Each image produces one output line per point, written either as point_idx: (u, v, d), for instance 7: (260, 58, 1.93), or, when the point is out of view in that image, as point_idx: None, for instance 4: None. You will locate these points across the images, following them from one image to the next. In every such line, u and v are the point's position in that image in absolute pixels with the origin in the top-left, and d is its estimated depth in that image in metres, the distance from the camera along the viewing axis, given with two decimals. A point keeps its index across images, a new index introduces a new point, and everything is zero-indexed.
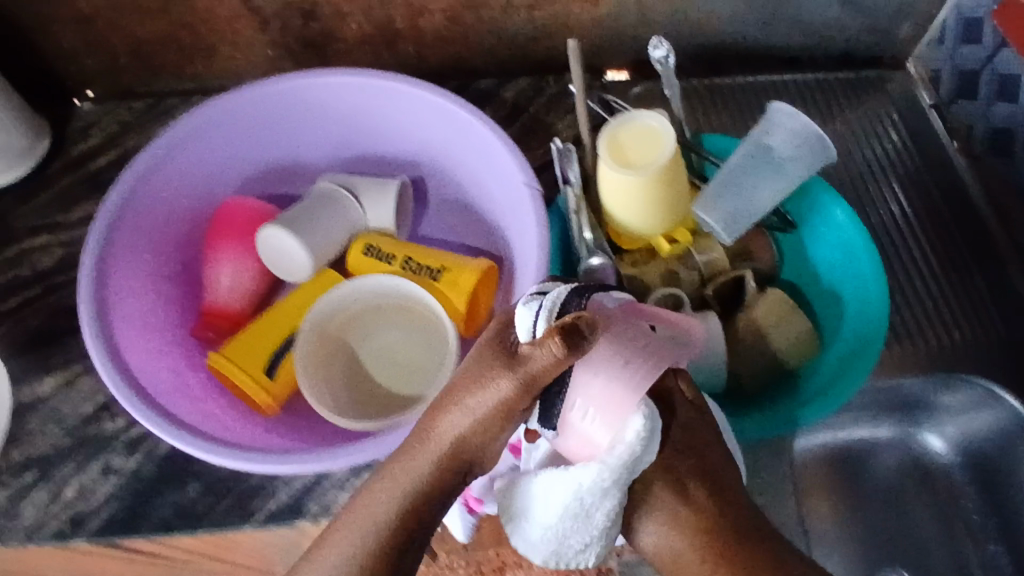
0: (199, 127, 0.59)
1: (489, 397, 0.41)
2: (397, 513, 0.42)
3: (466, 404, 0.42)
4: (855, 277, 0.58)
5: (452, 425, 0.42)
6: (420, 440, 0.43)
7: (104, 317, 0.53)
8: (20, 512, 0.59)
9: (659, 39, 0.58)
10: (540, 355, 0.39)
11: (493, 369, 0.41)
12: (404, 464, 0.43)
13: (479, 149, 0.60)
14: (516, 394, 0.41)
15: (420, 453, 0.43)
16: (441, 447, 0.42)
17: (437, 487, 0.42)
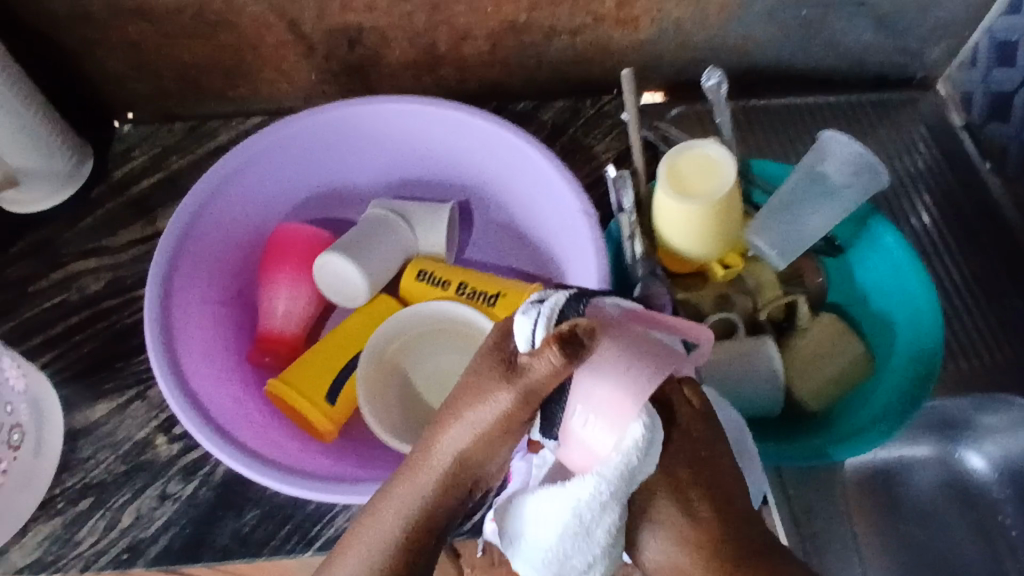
0: (255, 155, 0.61)
1: (487, 415, 0.36)
2: (399, 546, 0.37)
3: (465, 424, 0.37)
4: (907, 303, 0.59)
5: (450, 450, 0.37)
6: (413, 467, 0.38)
7: (171, 345, 0.53)
8: (79, 540, 0.59)
9: (711, 68, 0.58)
10: (540, 362, 0.34)
11: (491, 383, 0.36)
12: (399, 492, 0.38)
13: (531, 175, 0.62)
14: (516, 411, 0.36)
15: (418, 480, 0.38)
16: (440, 474, 0.37)
17: (432, 518, 0.37)
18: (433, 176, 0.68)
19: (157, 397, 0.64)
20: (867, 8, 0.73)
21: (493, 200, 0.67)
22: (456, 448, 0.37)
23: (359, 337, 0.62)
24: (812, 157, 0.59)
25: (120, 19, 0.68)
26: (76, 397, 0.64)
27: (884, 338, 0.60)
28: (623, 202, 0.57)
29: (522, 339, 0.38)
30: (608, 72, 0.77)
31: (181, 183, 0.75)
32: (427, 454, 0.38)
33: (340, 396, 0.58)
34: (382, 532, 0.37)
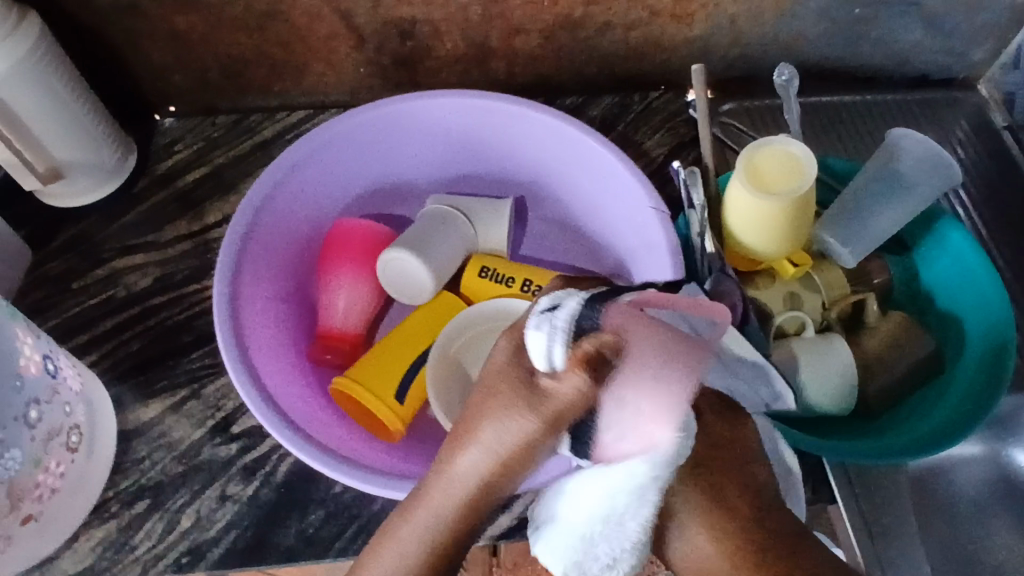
0: (314, 149, 0.60)
1: (507, 439, 0.36)
2: (422, 572, 0.37)
3: (484, 446, 0.37)
4: (978, 303, 0.59)
5: (469, 473, 0.37)
6: (431, 488, 0.38)
7: (242, 343, 0.53)
8: (136, 544, 0.57)
9: (784, 65, 0.60)
10: (567, 385, 0.36)
11: (514, 406, 0.36)
12: (421, 514, 0.38)
13: (595, 171, 0.61)
14: (540, 434, 0.36)
15: (438, 505, 0.37)
16: (461, 498, 0.37)
17: (455, 538, 0.38)
18: (489, 172, 0.67)
19: (213, 395, 0.63)
20: (917, 7, 0.70)
21: (550, 196, 0.66)
22: (475, 472, 0.37)
23: (424, 334, 0.61)
24: (883, 155, 0.60)
25: (168, 9, 0.66)
26: (128, 396, 0.63)
27: (952, 336, 0.60)
28: (693, 198, 0.57)
29: (539, 354, 0.36)
30: (658, 67, 0.76)
31: (226, 178, 0.73)
32: (445, 478, 0.37)
33: (409, 393, 0.57)
34: (406, 554, 0.37)
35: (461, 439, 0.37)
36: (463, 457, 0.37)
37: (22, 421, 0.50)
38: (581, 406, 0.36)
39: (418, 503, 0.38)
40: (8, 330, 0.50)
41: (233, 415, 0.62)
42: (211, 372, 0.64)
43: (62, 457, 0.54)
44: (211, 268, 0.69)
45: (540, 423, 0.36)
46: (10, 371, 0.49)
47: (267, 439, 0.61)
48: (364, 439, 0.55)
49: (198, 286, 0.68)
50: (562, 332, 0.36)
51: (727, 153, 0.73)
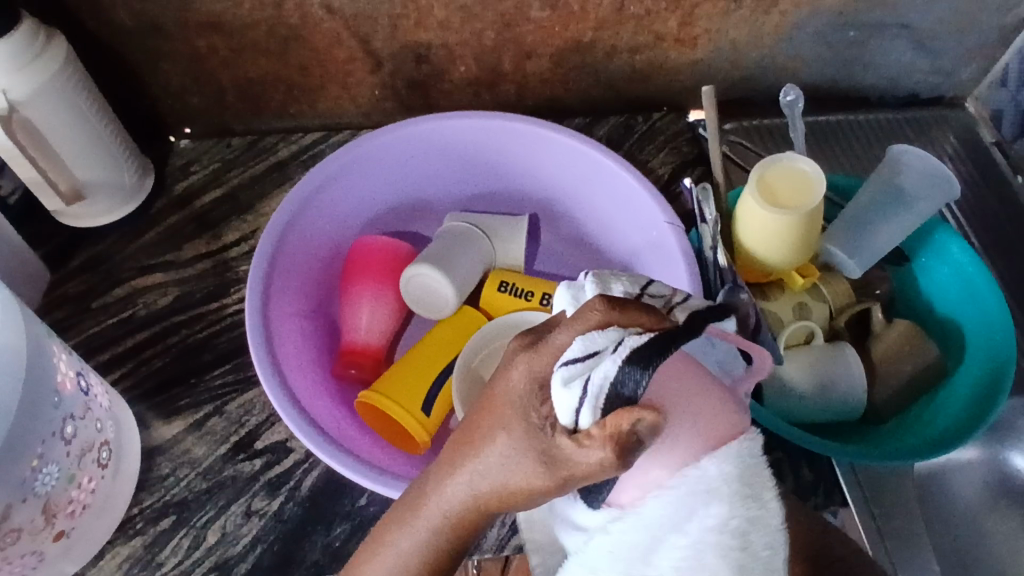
0: (337, 171, 0.62)
1: (503, 473, 0.32)
2: None
3: (480, 472, 0.33)
4: (978, 310, 0.61)
5: (462, 491, 0.33)
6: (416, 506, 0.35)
7: (274, 359, 0.54)
8: (162, 560, 0.57)
9: (789, 87, 0.63)
10: (586, 454, 0.30)
11: (516, 447, 0.32)
12: (404, 533, 0.35)
13: (611, 188, 0.64)
14: (542, 483, 0.31)
15: (429, 521, 0.34)
16: (451, 519, 0.34)
17: (436, 563, 0.35)
18: (506, 190, 0.69)
19: (236, 411, 0.63)
20: (910, 29, 0.74)
21: (565, 213, 0.69)
22: (467, 492, 0.33)
23: (448, 346, 0.62)
24: (884, 171, 0.63)
25: (190, 34, 0.68)
26: (150, 414, 0.63)
27: (955, 343, 0.62)
28: (706, 213, 0.59)
29: (564, 410, 0.31)
30: (661, 89, 0.79)
31: (244, 198, 0.74)
32: (436, 491, 0.34)
33: (435, 405, 0.58)
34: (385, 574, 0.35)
35: (455, 462, 0.34)
36: (457, 477, 0.33)
37: (58, 435, 0.51)
38: (596, 476, 0.31)
39: (410, 516, 0.35)
40: (43, 347, 0.51)
41: (257, 430, 0.63)
42: (233, 389, 0.65)
43: (93, 473, 0.54)
44: (230, 286, 0.70)
45: (546, 475, 0.31)
46: (47, 386, 0.50)
47: (291, 454, 0.61)
48: (393, 453, 0.56)
49: (218, 304, 0.69)
50: (594, 393, 0.30)
51: (731, 170, 0.76)
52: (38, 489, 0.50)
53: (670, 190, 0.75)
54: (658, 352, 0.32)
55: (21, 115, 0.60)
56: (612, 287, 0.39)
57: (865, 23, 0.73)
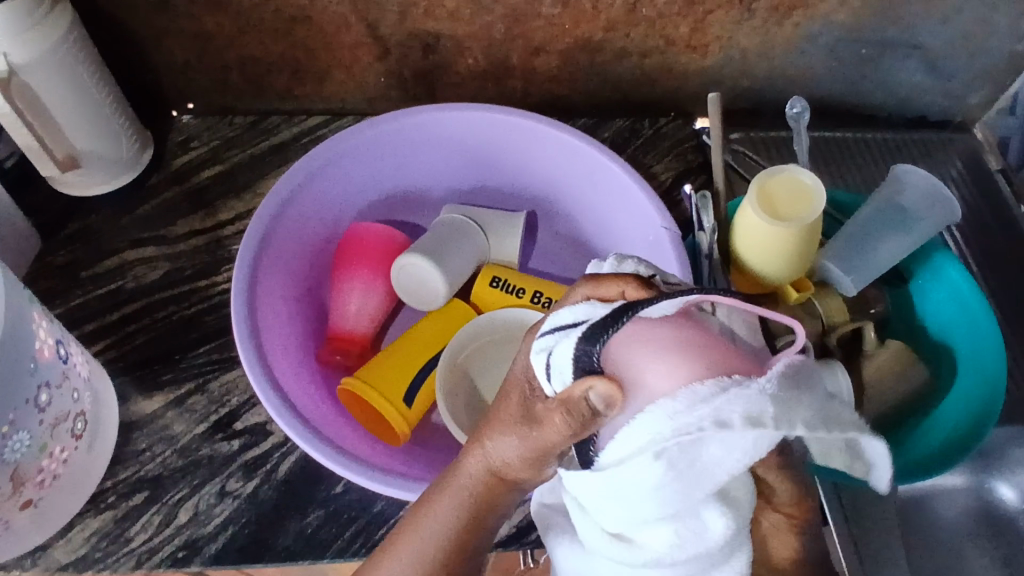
0: (334, 155, 0.62)
1: (511, 450, 0.40)
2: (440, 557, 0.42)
3: (493, 451, 0.40)
4: (970, 337, 0.61)
5: (480, 468, 0.41)
6: (449, 477, 0.43)
7: (258, 342, 0.54)
8: (132, 536, 0.57)
9: (796, 100, 0.63)
10: (550, 420, 0.37)
11: (515, 423, 0.39)
12: (442, 501, 0.42)
13: (610, 189, 0.63)
14: (530, 451, 0.39)
15: (454, 490, 0.42)
16: (475, 491, 0.42)
17: (467, 527, 0.42)
18: (504, 185, 0.69)
19: (217, 390, 0.63)
20: (922, 50, 0.73)
21: (562, 212, 0.68)
22: (483, 467, 0.41)
23: (433, 340, 0.62)
24: (885, 189, 0.62)
25: (197, 9, 0.67)
26: (131, 388, 0.63)
27: (944, 365, 0.62)
28: (704, 220, 0.60)
29: (541, 378, 0.37)
30: (669, 93, 0.78)
31: (241, 178, 0.74)
32: (461, 468, 0.42)
33: (417, 397, 0.58)
34: (428, 536, 0.42)
35: (477, 441, 0.42)
36: (474, 454, 0.42)
37: (32, 403, 0.50)
38: (557, 445, 0.37)
39: (440, 489, 0.43)
40: (25, 312, 0.50)
41: (237, 411, 0.62)
42: (216, 368, 0.64)
43: (66, 444, 0.54)
44: (221, 265, 0.69)
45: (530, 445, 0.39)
46: (25, 353, 0.50)
47: (269, 437, 0.61)
48: (372, 443, 0.55)
49: (208, 281, 0.68)
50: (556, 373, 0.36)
51: (733, 180, 0.75)
52: (7, 456, 0.49)
53: (671, 196, 0.74)
54: (606, 325, 0.35)
55: (21, 79, 0.58)
56: (626, 267, 0.42)
57: (878, 40, 0.72)
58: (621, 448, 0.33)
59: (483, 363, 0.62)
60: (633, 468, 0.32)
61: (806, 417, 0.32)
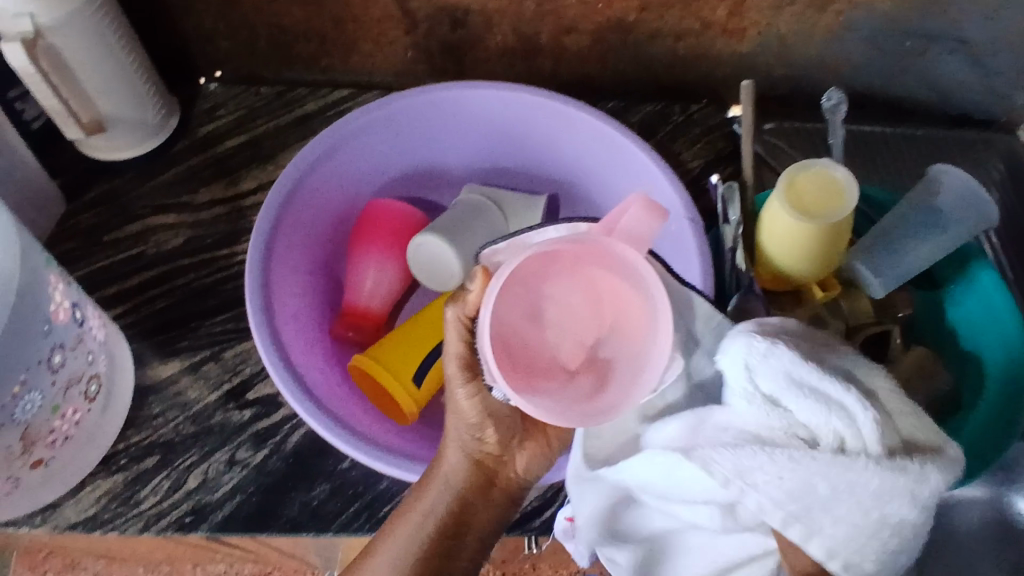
0: (356, 131, 0.61)
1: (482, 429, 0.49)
2: (436, 541, 0.48)
3: (473, 440, 0.49)
4: (999, 346, 0.59)
5: (461, 455, 0.49)
6: (432, 475, 0.49)
7: (271, 317, 0.54)
8: (141, 498, 0.58)
9: (833, 91, 0.60)
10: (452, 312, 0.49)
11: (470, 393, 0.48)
12: (432, 494, 0.49)
13: (634, 176, 0.62)
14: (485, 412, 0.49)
15: (442, 485, 0.49)
16: (461, 480, 0.49)
17: (458, 514, 0.49)
18: (527, 166, 0.67)
19: (232, 359, 0.63)
20: (969, 45, 0.70)
21: (584, 196, 0.67)
22: (467, 457, 0.49)
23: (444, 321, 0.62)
24: (922, 191, 0.60)
25: None
26: (148, 352, 0.63)
27: (970, 377, 0.60)
28: (729, 214, 0.58)
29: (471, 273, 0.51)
30: (702, 79, 0.76)
31: (265, 148, 0.74)
32: (444, 465, 0.49)
33: (426, 378, 0.58)
34: (424, 525, 0.48)
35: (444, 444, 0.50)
36: (455, 448, 0.49)
37: (44, 364, 0.51)
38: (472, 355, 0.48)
39: (427, 480, 0.49)
40: (42, 275, 0.51)
41: (250, 381, 0.62)
42: (232, 337, 0.64)
43: (79, 406, 0.55)
44: (242, 235, 0.69)
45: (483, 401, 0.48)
46: (40, 315, 0.50)
47: (280, 409, 0.61)
48: (381, 421, 0.55)
49: (227, 251, 0.68)
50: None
51: (763, 172, 0.73)
52: (18, 415, 0.50)
53: (698, 185, 0.72)
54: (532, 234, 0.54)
55: (47, 42, 0.58)
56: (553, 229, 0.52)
57: (923, 32, 0.69)
58: (663, 435, 0.45)
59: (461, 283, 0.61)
60: (641, 464, 0.45)
61: (771, 496, 0.40)
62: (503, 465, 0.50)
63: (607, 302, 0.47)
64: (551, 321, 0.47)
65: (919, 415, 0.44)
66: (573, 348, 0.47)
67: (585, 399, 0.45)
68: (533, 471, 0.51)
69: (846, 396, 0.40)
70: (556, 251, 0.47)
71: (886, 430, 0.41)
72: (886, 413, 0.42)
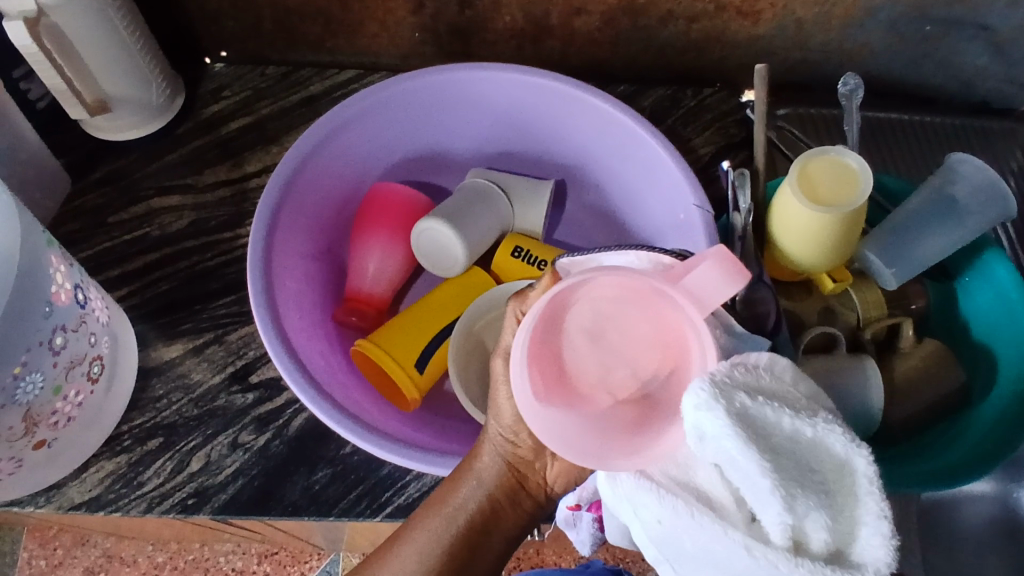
0: (360, 113, 0.60)
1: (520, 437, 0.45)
2: (459, 542, 0.46)
3: (507, 442, 0.45)
4: (1014, 335, 0.57)
5: (497, 455, 0.46)
6: (464, 472, 0.47)
7: (272, 301, 0.53)
8: (144, 480, 0.58)
9: (850, 76, 0.58)
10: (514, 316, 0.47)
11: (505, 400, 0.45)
12: (466, 488, 0.47)
13: (643, 162, 0.60)
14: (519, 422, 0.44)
15: (474, 481, 0.46)
16: (495, 481, 0.46)
17: (490, 514, 0.46)
18: (533, 151, 0.67)
19: (235, 342, 0.63)
20: (989, 31, 0.68)
21: (592, 180, 0.66)
22: (501, 459, 0.46)
23: (447, 307, 0.61)
24: (937, 180, 0.58)
25: None
26: (152, 335, 0.63)
27: (984, 371, 0.58)
28: (740, 201, 0.56)
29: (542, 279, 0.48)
30: (715, 62, 0.74)
31: (270, 129, 0.73)
32: (478, 464, 0.46)
33: (429, 364, 0.58)
34: (446, 528, 0.46)
35: (483, 443, 0.47)
36: (491, 448, 0.46)
37: (46, 346, 0.51)
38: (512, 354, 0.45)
39: (460, 474, 0.47)
40: (42, 257, 0.50)
41: (253, 364, 0.62)
42: (235, 320, 0.64)
43: (81, 387, 0.55)
44: (246, 218, 0.69)
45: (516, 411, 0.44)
46: (40, 296, 0.50)
47: (283, 393, 0.61)
48: (383, 406, 0.55)
49: (232, 233, 0.68)
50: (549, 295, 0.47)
51: (775, 159, 0.71)
52: (19, 397, 0.50)
53: (709, 172, 0.71)
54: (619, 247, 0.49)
55: (50, 20, 0.58)
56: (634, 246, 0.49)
57: (944, 18, 0.67)
58: None
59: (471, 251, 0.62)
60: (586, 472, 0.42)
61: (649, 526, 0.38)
62: (537, 473, 0.46)
63: (672, 349, 0.40)
64: (607, 346, 0.40)
65: (878, 523, 0.35)
66: (623, 381, 0.40)
67: (610, 440, 0.39)
68: (568, 485, 0.46)
69: (760, 479, 0.34)
70: (634, 277, 0.41)
71: (820, 533, 0.34)
72: (819, 509, 0.34)
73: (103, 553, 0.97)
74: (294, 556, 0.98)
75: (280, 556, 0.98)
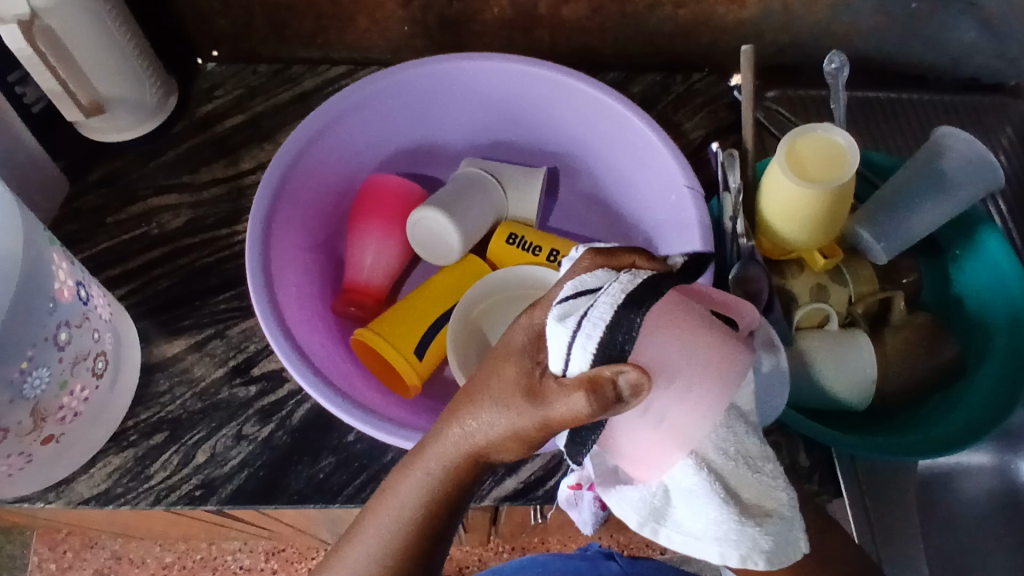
0: (354, 104, 0.61)
1: (497, 445, 0.38)
2: (412, 538, 0.40)
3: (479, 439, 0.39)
4: (1007, 303, 0.58)
5: (456, 446, 0.39)
6: (422, 453, 0.41)
7: (271, 291, 0.54)
8: (152, 473, 0.59)
9: (834, 55, 0.59)
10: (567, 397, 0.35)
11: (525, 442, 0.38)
12: (420, 475, 0.40)
13: (633, 145, 0.61)
14: (512, 438, 0.38)
15: (431, 471, 0.40)
16: (454, 467, 0.40)
17: (442, 506, 0.40)
18: (525, 140, 0.67)
19: (237, 336, 0.64)
20: (975, 7, 0.69)
21: (585, 166, 0.67)
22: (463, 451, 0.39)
23: (444, 294, 0.63)
24: (927, 154, 0.59)
25: None
26: (153, 331, 0.64)
27: (976, 342, 0.59)
28: (729, 181, 0.56)
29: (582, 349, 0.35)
30: (704, 47, 0.75)
31: (263, 127, 0.73)
32: (437, 446, 0.40)
33: (429, 350, 0.59)
34: (400, 515, 0.40)
35: (448, 422, 0.40)
36: (457, 440, 0.39)
37: (51, 341, 0.51)
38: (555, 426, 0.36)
39: (412, 465, 0.41)
40: (43, 253, 0.51)
41: (255, 357, 0.63)
42: (236, 315, 0.65)
43: (87, 382, 0.55)
44: (243, 214, 0.70)
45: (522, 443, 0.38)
46: (43, 292, 0.51)
47: (285, 384, 0.62)
48: (384, 393, 0.56)
49: (229, 230, 0.69)
50: (582, 336, 0.35)
51: (765, 140, 0.71)
52: (27, 392, 0.51)
53: (700, 156, 0.71)
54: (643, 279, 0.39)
55: (43, 23, 0.58)
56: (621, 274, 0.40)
57: None
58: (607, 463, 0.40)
59: (468, 238, 0.63)
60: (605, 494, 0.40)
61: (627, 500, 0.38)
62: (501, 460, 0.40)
63: None
64: None
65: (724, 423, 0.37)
66: None
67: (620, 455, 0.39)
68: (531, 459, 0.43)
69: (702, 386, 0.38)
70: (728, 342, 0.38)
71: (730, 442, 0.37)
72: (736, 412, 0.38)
73: (112, 555, 0.98)
74: (301, 553, 0.99)
75: (287, 552, 1.00)
